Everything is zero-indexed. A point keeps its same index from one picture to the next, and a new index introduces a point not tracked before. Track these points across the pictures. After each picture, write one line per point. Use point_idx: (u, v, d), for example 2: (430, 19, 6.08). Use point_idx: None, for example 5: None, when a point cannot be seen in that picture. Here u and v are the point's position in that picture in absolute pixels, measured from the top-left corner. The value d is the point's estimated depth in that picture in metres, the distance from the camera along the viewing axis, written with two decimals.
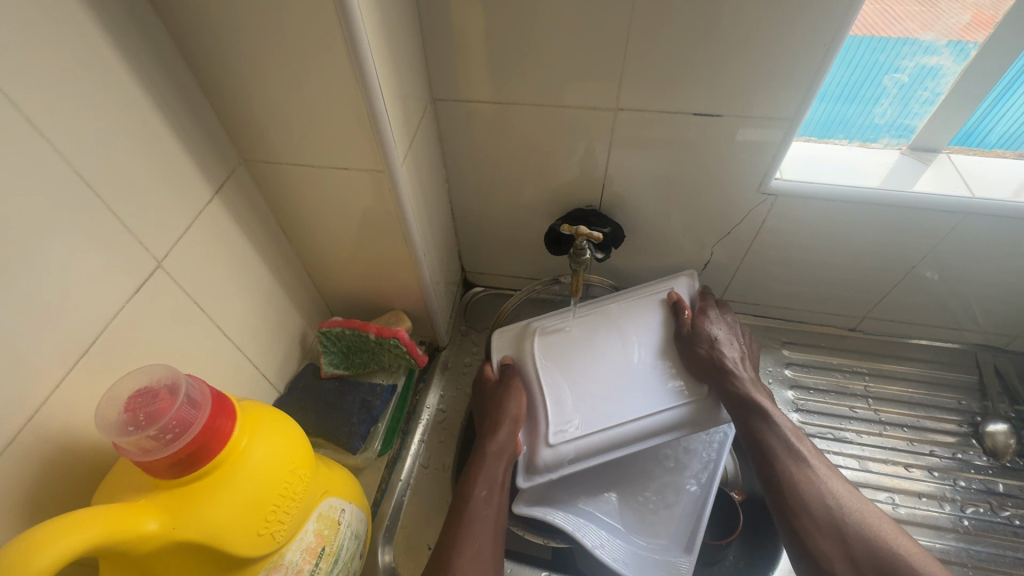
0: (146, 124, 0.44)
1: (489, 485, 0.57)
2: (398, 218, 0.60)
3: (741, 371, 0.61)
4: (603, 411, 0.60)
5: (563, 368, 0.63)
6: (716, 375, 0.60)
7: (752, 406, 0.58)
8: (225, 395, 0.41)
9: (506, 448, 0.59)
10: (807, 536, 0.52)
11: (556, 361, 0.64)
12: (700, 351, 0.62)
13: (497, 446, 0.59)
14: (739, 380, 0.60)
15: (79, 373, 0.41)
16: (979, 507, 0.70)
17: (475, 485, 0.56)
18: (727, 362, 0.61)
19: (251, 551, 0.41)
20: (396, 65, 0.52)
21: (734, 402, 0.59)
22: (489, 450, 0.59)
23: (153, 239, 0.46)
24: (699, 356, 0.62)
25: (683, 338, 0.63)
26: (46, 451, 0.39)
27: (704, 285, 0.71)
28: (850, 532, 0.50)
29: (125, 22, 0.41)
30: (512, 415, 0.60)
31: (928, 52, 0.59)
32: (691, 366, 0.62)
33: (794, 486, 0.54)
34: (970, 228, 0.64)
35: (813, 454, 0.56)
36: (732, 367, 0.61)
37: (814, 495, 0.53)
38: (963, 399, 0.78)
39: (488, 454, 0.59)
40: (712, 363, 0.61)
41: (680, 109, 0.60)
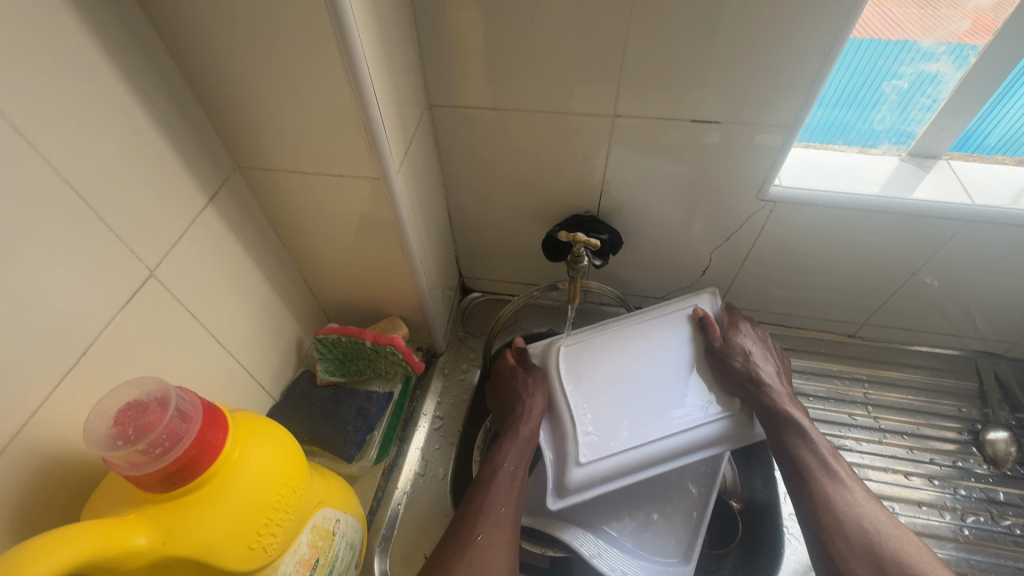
0: (138, 132, 0.44)
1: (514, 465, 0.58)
2: (394, 225, 0.60)
3: (776, 386, 0.61)
4: (635, 426, 0.59)
5: (591, 383, 0.62)
6: (753, 390, 0.60)
7: (787, 419, 0.58)
8: (217, 407, 0.41)
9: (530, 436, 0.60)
10: (840, 559, 0.51)
11: (585, 377, 0.62)
12: (735, 364, 0.61)
13: (528, 433, 0.60)
14: (774, 394, 0.60)
15: (69, 384, 0.41)
16: (979, 516, 0.69)
17: (504, 459, 0.58)
18: (761, 376, 0.61)
19: (244, 565, 0.40)
20: (392, 72, 0.52)
21: (768, 413, 0.59)
22: (523, 434, 0.59)
23: (145, 248, 0.46)
24: (735, 369, 0.61)
25: (717, 354, 0.62)
26: (34, 464, 0.38)
27: (727, 303, 0.70)
28: (885, 556, 0.50)
29: (116, 30, 0.41)
30: (538, 404, 0.61)
31: (928, 58, 0.58)
32: (725, 380, 0.61)
33: (829, 504, 0.54)
34: (970, 235, 0.64)
35: (849, 475, 0.56)
36: (766, 381, 0.61)
37: (849, 514, 0.53)
38: (963, 406, 0.78)
39: (518, 438, 0.59)
40: (747, 377, 0.60)
41: (679, 116, 0.59)
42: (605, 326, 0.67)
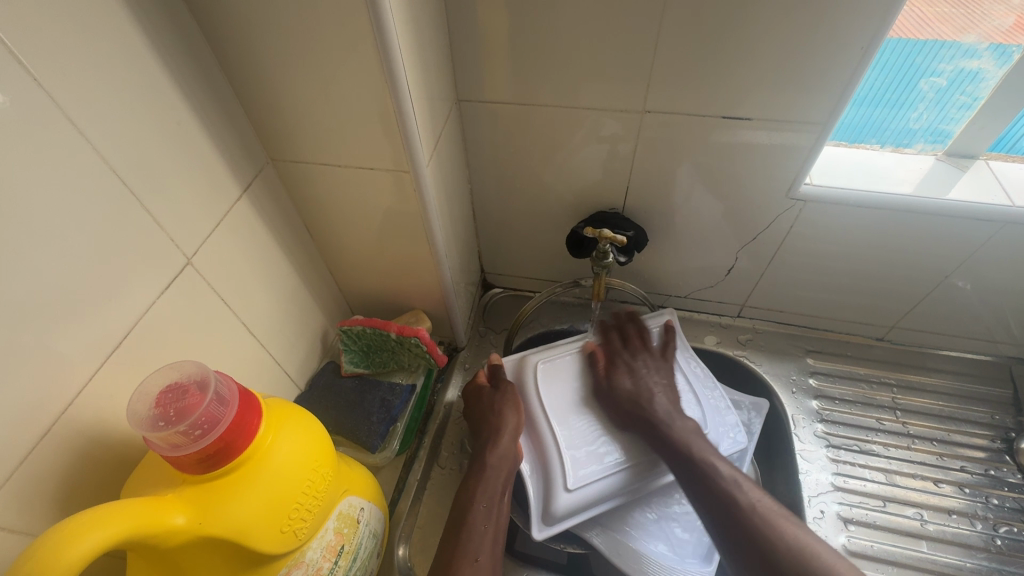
0: (180, 123, 0.45)
1: (488, 500, 0.56)
2: (420, 218, 0.60)
3: (669, 415, 0.61)
4: (600, 459, 0.60)
5: (571, 420, 0.62)
6: (637, 420, 0.61)
7: (679, 450, 0.58)
8: (252, 393, 0.42)
9: (508, 457, 0.58)
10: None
11: (561, 411, 0.63)
12: (621, 403, 0.62)
13: (498, 458, 0.58)
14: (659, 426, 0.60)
15: (111, 367, 0.42)
16: (1013, 527, 0.68)
17: (475, 498, 0.56)
18: (648, 405, 0.61)
19: (275, 548, 0.41)
20: (423, 65, 0.52)
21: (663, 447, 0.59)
22: (489, 463, 0.57)
23: (184, 237, 0.47)
24: (619, 403, 0.62)
25: (601, 393, 0.64)
26: (80, 442, 0.40)
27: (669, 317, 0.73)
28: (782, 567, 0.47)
29: (160, 21, 0.42)
30: (514, 423, 0.60)
31: (969, 55, 0.57)
32: (612, 414, 0.63)
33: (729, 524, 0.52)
34: (1009, 237, 0.62)
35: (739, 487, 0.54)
36: (653, 406, 0.61)
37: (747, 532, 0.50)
38: (996, 414, 0.76)
39: (488, 466, 0.57)
40: (629, 407, 0.62)
41: (710, 112, 0.58)
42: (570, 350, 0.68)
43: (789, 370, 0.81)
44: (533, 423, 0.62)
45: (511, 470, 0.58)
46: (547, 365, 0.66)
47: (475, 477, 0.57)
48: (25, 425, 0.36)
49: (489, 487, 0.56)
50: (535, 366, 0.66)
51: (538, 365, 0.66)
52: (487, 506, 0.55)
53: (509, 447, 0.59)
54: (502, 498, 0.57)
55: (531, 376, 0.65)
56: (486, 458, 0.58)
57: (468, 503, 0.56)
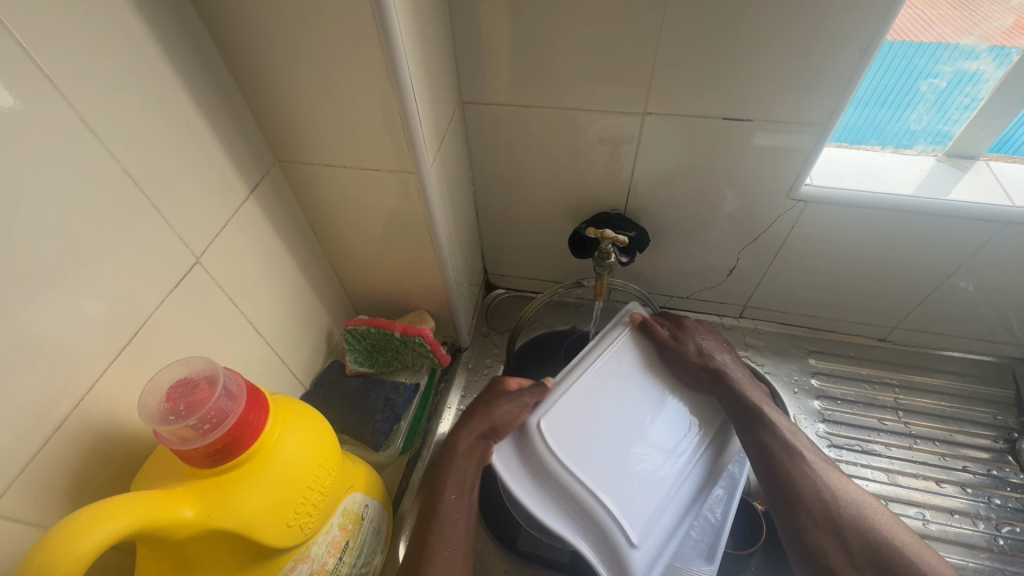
0: (189, 125, 0.46)
1: (458, 490, 0.56)
2: (425, 219, 0.61)
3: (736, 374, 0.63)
4: (653, 494, 0.55)
5: (600, 467, 0.54)
6: (712, 378, 0.62)
7: (754, 413, 0.59)
8: (260, 389, 0.42)
9: (474, 449, 0.57)
10: (805, 533, 0.54)
11: (588, 466, 0.54)
12: (695, 359, 0.62)
13: (465, 449, 0.57)
14: (734, 380, 0.62)
15: (121, 364, 0.43)
16: (1016, 527, 0.68)
17: (445, 489, 0.56)
18: (719, 364, 0.63)
19: (281, 541, 0.41)
20: (427, 67, 0.53)
21: (740, 405, 0.60)
22: (457, 451, 0.57)
23: (193, 236, 0.48)
24: (692, 362, 0.62)
25: (671, 350, 0.63)
26: (90, 437, 0.41)
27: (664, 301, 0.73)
28: (844, 524, 0.53)
29: (170, 27, 0.43)
30: (495, 420, 0.57)
31: (969, 57, 0.58)
32: (685, 375, 0.62)
33: (794, 484, 0.56)
34: (1009, 238, 0.62)
35: (808, 449, 0.58)
36: (723, 365, 0.63)
37: (812, 490, 0.55)
38: (999, 414, 0.76)
39: (456, 457, 0.57)
40: (703, 366, 0.62)
41: (711, 113, 0.59)
42: (563, 385, 0.58)
43: (791, 370, 0.81)
44: (563, 491, 0.53)
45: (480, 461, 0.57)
46: (551, 416, 0.56)
47: (444, 467, 0.57)
48: (37, 420, 0.37)
49: (459, 477, 0.56)
50: (529, 418, 0.56)
51: (538, 424, 0.55)
52: (455, 498, 0.55)
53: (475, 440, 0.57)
54: (473, 491, 0.56)
55: (538, 439, 0.55)
56: (456, 448, 0.57)
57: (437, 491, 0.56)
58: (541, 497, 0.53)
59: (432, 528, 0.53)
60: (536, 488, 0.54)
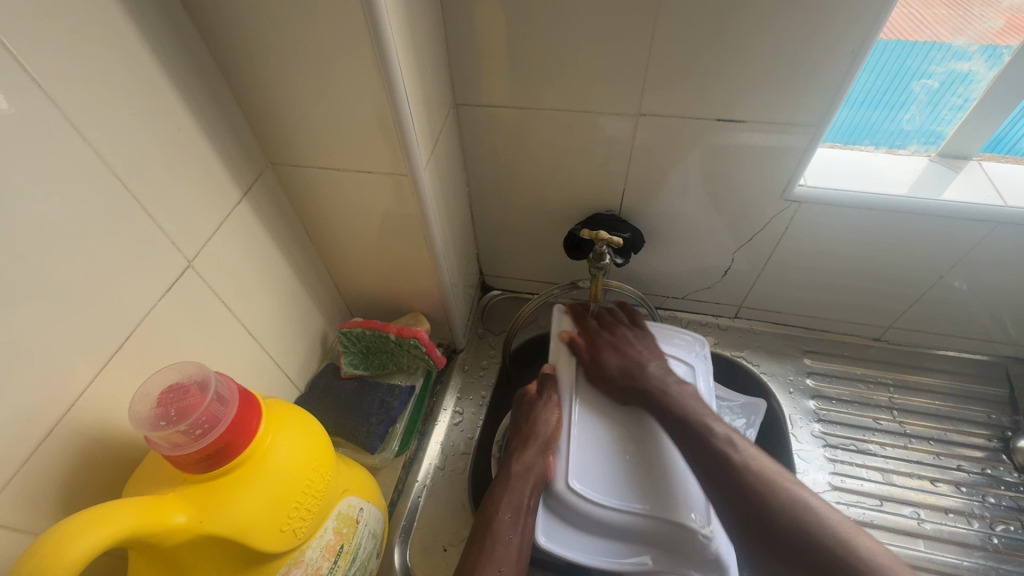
0: (181, 128, 0.46)
1: (512, 509, 0.56)
2: (420, 221, 0.61)
3: (662, 380, 0.62)
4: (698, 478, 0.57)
5: (637, 488, 0.56)
6: (636, 391, 0.61)
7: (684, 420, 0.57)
8: (252, 394, 0.42)
9: (531, 467, 0.58)
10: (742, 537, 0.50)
11: (631, 496, 0.56)
12: (614, 377, 0.62)
13: (521, 468, 0.58)
14: (659, 389, 0.61)
15: (112, 369, 0.42)
16: (1009, 525, 0.68)
17: (499, 508, 0.56)
18: (644, 376, 0.62)
19: (274, 546, 0.41)
20: (420, 69, 0.53)
21: (670, 418, 0.58)
22: (512, 472, 0.58)
23: (185, 240, 0.48)
24: (615, 377, 0.62)
25: (591, 374, 0.64)
26: (81, 443, 0.40)
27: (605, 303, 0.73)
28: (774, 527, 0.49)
29: (161, 29, 0.43)
30: (544, 435, 0.60)
31: (961, 58, 0.58)
32: (613, 395, 0.62)
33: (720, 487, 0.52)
34: (1002, 237, 0.62)
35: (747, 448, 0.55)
36: (646, 375, 0.62)
37: (739, 490, 0.51)
38: (993, 413, 0.76)
39: (512, 477, 0.58)
40: (627, 380, 0.62)
41: (705, 114, 0.59)
42: (567, 442, 0.60)
43: (786, 371, 0.81)
44: (628, 531, 0.55)
45: (538, 480, 0.58)
46: (576, 476, 0.57)
47: (500, 487, 0.58)
48: (26, 427, 0.36)
49: (513, 496, 0.57)
50: (556, 484, 0.57)
51: (570, 491, 0.57)
52: (511, 514, 0.56)
53: (534, 458, 0.59)
54: (528, 510, 0.56)
55: (579, 505, 0.56)
56: (511, 468, 0.59)
57: (490, 507, 0.57)
58: (614, 542, 0.56)
59: (485, 544, 0.54)
60: (606, 538, 0.56)
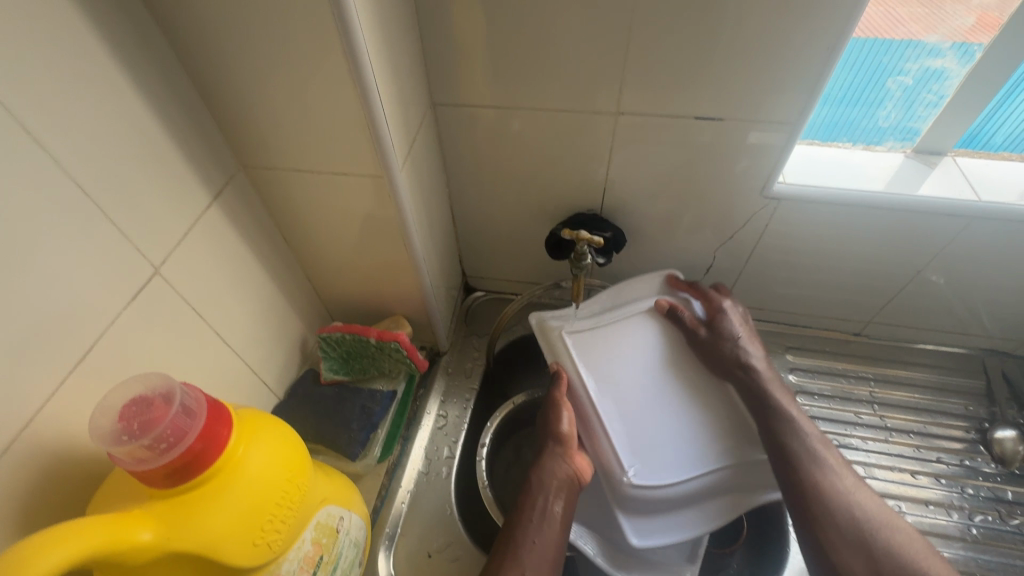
0: (144, 130, 0.44)
1: (539, 514, 0.56)
2: (398, 223, 0.60)
3: (765, 371, 0.63)
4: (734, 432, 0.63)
5: (719, 439, 0.62)
6: (739, 377, 0.63)
7: (775, 409, 0.60)
8: (222, 403, 0.41)
9: (552, 470, 0.59)
10: (829, 547, 0.52)
11: (713, 451, 0.61)
12: (726, 352, 0.64)
13: (542, 473, 0.59)
14: (760, 380, 0.62)
15: (74, 382, 0.41)
16: (987, 516, 0.69)
17: (526, 513, 0.56)
18: (750, 363, 0.63)
19: (247, 561, 0.40)
20: (394, 68, 0.52)
21: (762, 404, 0.61)
22: (536, 478, 0.59)
23: (150, 246, 0.46)
24: (724, 357, 0.64)
25: (701, 342, 0.65)
26: (39, 460, 0.39)
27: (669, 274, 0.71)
28: (876, 546, 0.51)
29: (121, 29, 0.41)
30: (565, 438, 0.61)
31: (934, 54, 0.58)
32: (715, 368, 0.64)
33: (821, 495, 0.54)
34: (976, 232, 0.63)
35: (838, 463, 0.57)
36: (752, 362, 0.63)
37: (839, 504, 0.53)
38: (971, 405, 0.77)
39: (534, 482, 0.59)
40: (735, 364, 0.63)
41: (682, 113, 0.59)
42: (611, 440, 0.61)
43: None
44: (719, 485, 0.60)
45: (561, 483, 0.58)
46: (630, 463, 0.60)
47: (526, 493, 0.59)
48: None
49: (538, 501, 0.57)
50: (618, 479, 0.59)
51: (635, 486, 0.59)
52: (539, 515, 0.56)
53: (557, 462, 0.60)
54: (553, 514, 0.56)
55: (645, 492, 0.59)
56: (532, 475, 0.60)
57: (522, 515, 0.56)
58: (674, 513, 0.60)
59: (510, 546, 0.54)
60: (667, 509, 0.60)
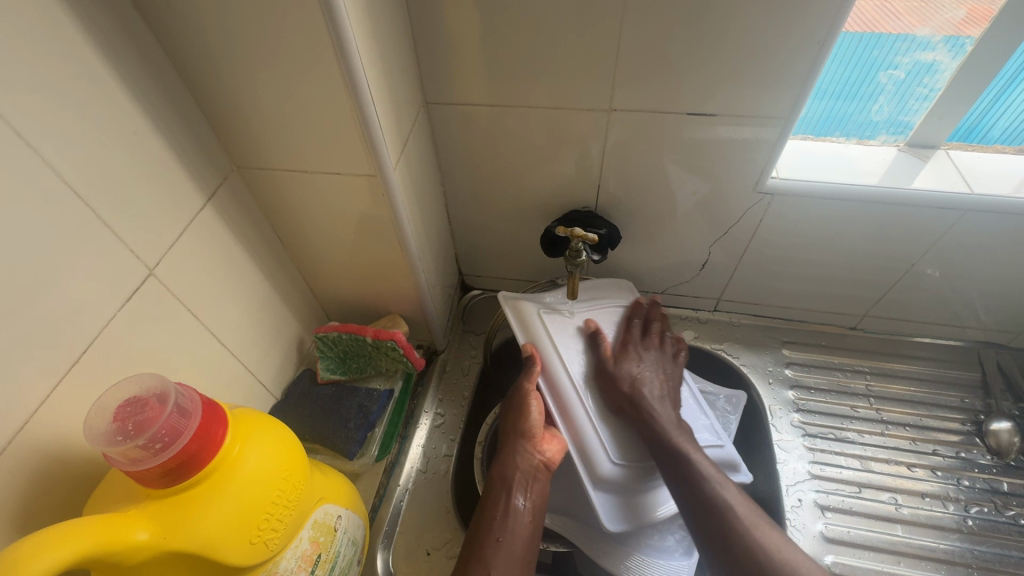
0: (136, 132, 0.44)
1: (501, 512, 0.57)
2: (393, 223, 0.60)
3: (660, 410, 0.61)
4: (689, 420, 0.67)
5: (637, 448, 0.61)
6: (635, 412, 0.61)
7: (671, 450, 0.58)
8: (217, 403, 0.41)
9: (512, 467, 0.60)
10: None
11: (635, 462, 0.60)
12: (625, 388, 0.62)
13: (502, 472, 0.60)
14: (654, 419, 0.60)
15: (70, 383, 0.41)
16: (983, 507, 0.69)
17: (491, 512, 0.57)
18: (648, 399, 0.62)
19: (244, 560, 0.40)
20: (386, 68, 0.52)
21: (658, 442, 0.59)
22: (497, 476, 0.60)
23: (145, 247, 0.46)
24: (620, 392, 0.62)
25: (607, 374, 0.63)
26: (37, 460, 0.39)
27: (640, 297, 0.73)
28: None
29: (112, 31, 0.41)
30: (527, 434, 0.61)
31: (925, 48, 0.58)
32: (613, 402, 0.62)
33: (714, 533, 0.53)
34: (970, 225, 0.63)
35: (735, 500, 0.54)
36: (651, 399, 0.62)
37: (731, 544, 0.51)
38: (967, 397, 0.77)
39: (495, 481, 0.59)
40: (629, 399, 0.61)
41: (675, 109, 0.59)
42: (592, 422, 0.61)
43: (766, 362, 0.82)
44: (631, 496, 0.60)
45: (523, 478, 0.59)
46: (613, 447, 0.61)
47: (489, 491, 0.59)
48: None
49: (500, 500, 0.58)
50: (602, 463, 0.59)
51: (615, 466, 0.60)
52: (502, 513, 0.56)
53: (521, 459, 0.60)
54: (515, 513, 0.57)
55: (620, 474, 0.60)
56: (494, 474, 0.60)
57: (487, 513, 0.57)
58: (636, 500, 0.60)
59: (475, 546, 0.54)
60: (631, 497, 0.60)
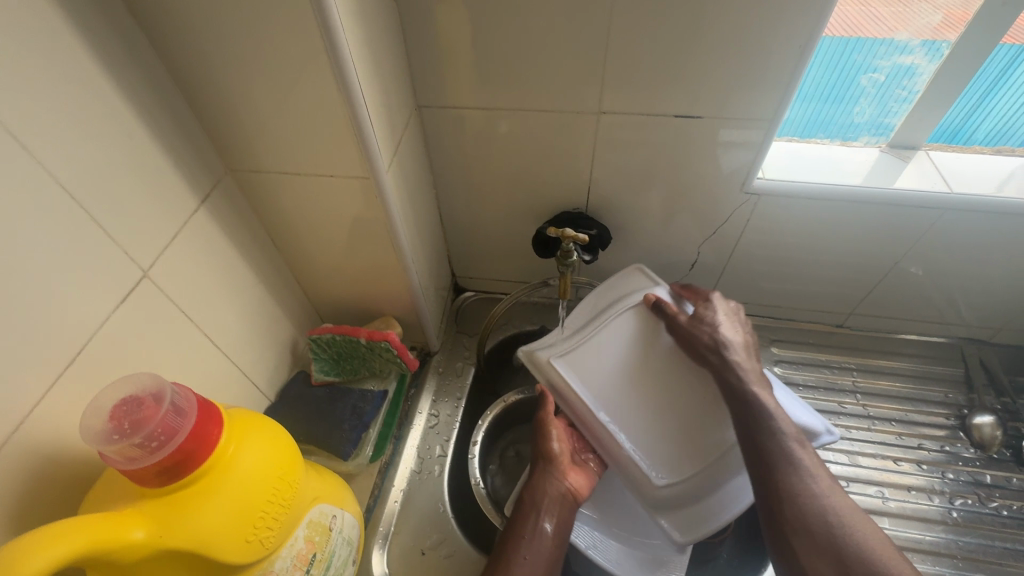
0: (130, 135, 0.45)
1: (529, 531, 0.57)
2: (385, 224, 0.61)
3: (743, 357, 0.57)
4: None
5: (691, 442, 0.56)
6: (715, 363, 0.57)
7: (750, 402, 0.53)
8: (212, 403, 0.41)
9: (540, 489, 0.60)
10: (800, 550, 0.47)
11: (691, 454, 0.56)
12: (702, 338, 0.58)
13: (531, 494, 0.60)
14: (737, 367, 0.56)
15: (64, 384, 0.41)
16: (967, 499, 0.71)
17: (520, 532, 0.57)
18: (727, 347, 0.57)
19: (240, 557, 0.41)
20: (378, 72, 0.53)
21: (735, 394, 0.54)
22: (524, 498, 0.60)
23: (140, 249, 0.47)
24: (695, 342, 0.59)
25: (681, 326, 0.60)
26: (31, 461, 0.39)
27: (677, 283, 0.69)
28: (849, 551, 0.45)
29: (106, 35, 0.42)
30: (553, 457, 0.62)
31: (904, 52, 0.60)
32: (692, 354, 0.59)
33: (793, 498, 0.48)
34: (950, 224, 0.65)
35: (815, 464, 0.50)
36: (733, 348, 0.57)
37: (812, 509, 0.48)
38: (951, 392, 0.79)
39: (524, 503, 0.60)
40: (706, 350, 0.58)
41: (662, 112, 0.60)
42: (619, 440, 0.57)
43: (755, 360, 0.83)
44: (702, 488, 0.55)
45: (552, 500, 0.59)
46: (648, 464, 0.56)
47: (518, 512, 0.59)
48: None
49: (529, 519, 0.58)
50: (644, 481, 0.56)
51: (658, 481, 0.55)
52: (529, 532, 0.57)
53: (548, 481, 0.60)
54: (544, 533, 0.57)
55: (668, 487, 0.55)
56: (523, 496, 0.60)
57: (516, 532, 0.57)
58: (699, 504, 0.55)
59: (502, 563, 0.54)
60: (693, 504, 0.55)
